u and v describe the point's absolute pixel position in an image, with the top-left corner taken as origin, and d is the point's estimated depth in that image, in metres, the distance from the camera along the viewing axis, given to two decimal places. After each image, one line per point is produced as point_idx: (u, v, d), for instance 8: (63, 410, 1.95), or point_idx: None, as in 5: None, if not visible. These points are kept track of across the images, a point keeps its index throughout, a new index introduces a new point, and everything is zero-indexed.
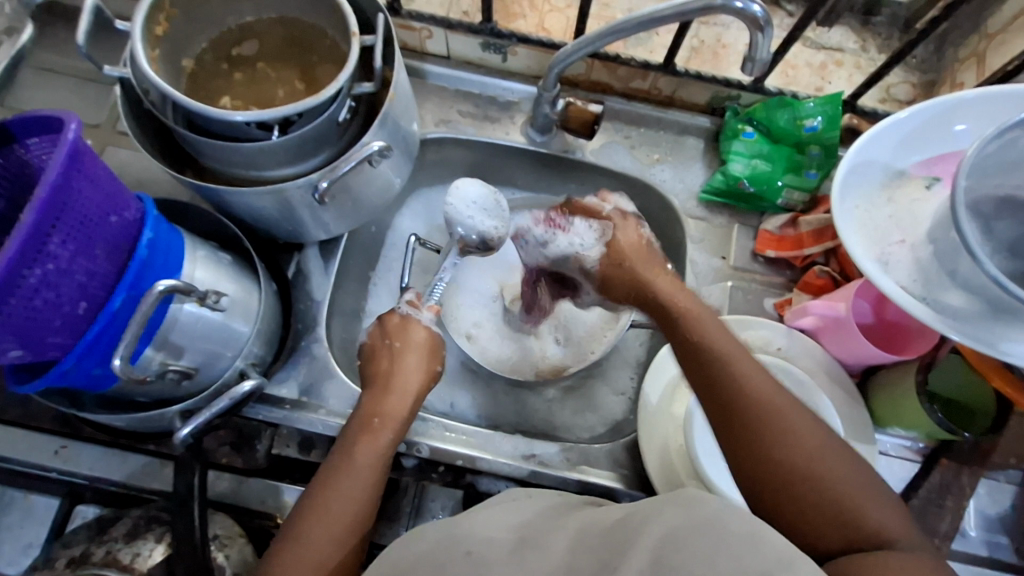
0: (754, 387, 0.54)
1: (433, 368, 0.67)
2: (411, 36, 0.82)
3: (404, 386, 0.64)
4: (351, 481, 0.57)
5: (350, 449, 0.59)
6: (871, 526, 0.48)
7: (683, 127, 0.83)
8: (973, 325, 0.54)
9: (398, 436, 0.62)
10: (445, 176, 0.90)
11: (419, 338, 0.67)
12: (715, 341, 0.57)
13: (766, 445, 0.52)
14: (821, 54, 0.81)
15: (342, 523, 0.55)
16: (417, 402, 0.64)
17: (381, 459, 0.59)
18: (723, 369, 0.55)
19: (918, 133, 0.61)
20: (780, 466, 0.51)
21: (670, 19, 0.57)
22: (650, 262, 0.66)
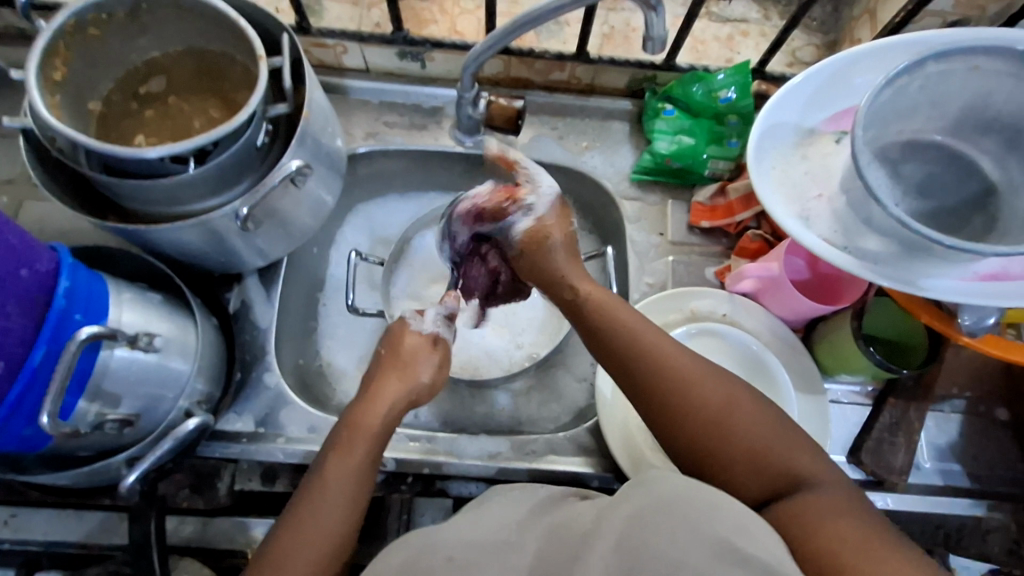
0: (670, 355, 0.57)
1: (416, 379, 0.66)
2: (326, 54, 0.82)
3: (385, 397, 0.63)
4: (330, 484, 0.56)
5: (328, 459, 0.58)
6: (791, 467, 0.52)
7: (607, 112, 0.85)
8: (895, 267, 0.55)
9: (376, 448, 0.60)
10: (382, 188, 0.90)
11: (413, 344, 0.69)
12: (634, 332, 0.59)
13: (688, 406, 0.55)
14: (726, 27, 0.83)
15: (315, 537, 0.54)
16: (398, 415, 0.64)
17: (356, 469, 0.58)
18: (637, 352, 0.58)
19: (821, 92, 0.63)
20: (700, 426, 0.54)
21: (568, 7, 0.60)
22: (574, 260, 0.68)
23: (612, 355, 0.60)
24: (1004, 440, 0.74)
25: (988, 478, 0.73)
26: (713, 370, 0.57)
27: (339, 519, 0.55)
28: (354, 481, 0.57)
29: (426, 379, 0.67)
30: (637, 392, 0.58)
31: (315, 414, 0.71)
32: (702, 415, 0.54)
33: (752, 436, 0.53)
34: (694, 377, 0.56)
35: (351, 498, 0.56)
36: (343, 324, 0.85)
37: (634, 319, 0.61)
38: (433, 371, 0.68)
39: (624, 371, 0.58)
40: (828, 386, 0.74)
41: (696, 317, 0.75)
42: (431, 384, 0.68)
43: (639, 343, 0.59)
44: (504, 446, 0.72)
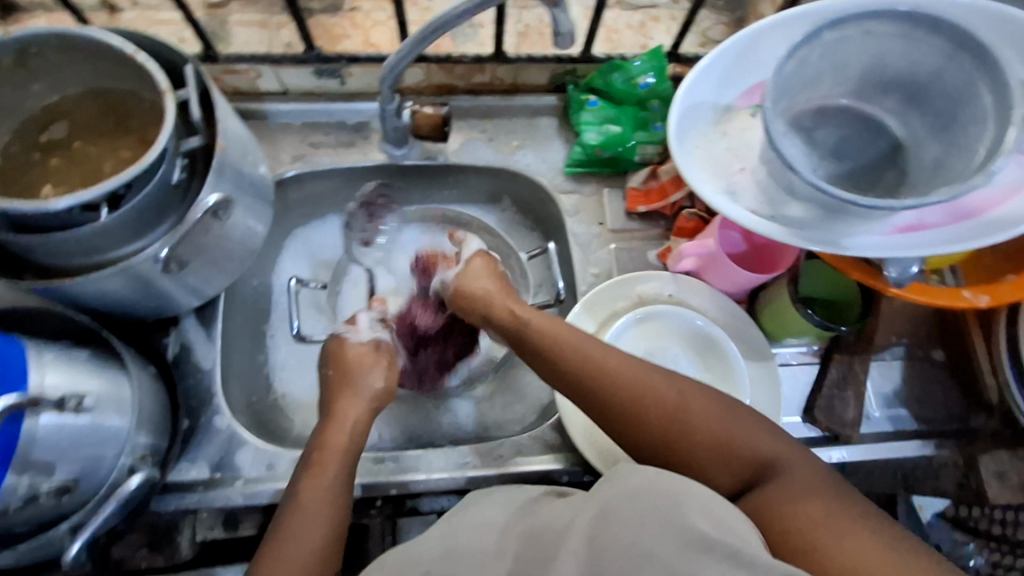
0: (620, 372, 0.59)
1: (375, 385, 0.69)
2: (240, 80, 0.80)
3: (347, 417, 0.65)
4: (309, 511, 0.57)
5: (299, 487, 0.59)
6: (755, 452, 0.55)
7: (534, 109, 0.85)
8: (820, 229, 0.57)
9: (348, 466, 0.62)
10: (317, 210, 0.88)
11: (357, 353, 0.71)
12: (577, 351, 0.62)
13: (646, 417, 0.57)
14: (637, 14, 0.84)
15: (299, 566, 0.54)
16: (363, 427, 0.66)
17: (332, 490, 0.59)
18: (584, 370, 0.61)
19: (733, 67, 0.64)
20: (659, 429, 0.57)
21: (474, 11, 0.60)
22: (505, 289, 0.72)
23: (563, 383, 0.62)
24: (943, 379, 0.78)
25: (932, 417, 0.77)
26: (662, 373, 0.60)
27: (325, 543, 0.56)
28: (333, 500, 0.58)
29: (380, 386, 0.69)
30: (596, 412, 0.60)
31: (272, 449, 0.69)
32: (659, 420, 0.57)
33: (711, 433, 0.55)
34: (643, 385, 0.58)
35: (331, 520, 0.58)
36: (294, 354, 0.82)
37: (579, 343, 0.63)
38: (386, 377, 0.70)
39: (578, 393, 0.61)
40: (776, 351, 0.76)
41: (644, 301, 0.76)
42: (385, 390, 0.70)
43: (587, 367, 0.60)
44: (470, 454, 0.72)
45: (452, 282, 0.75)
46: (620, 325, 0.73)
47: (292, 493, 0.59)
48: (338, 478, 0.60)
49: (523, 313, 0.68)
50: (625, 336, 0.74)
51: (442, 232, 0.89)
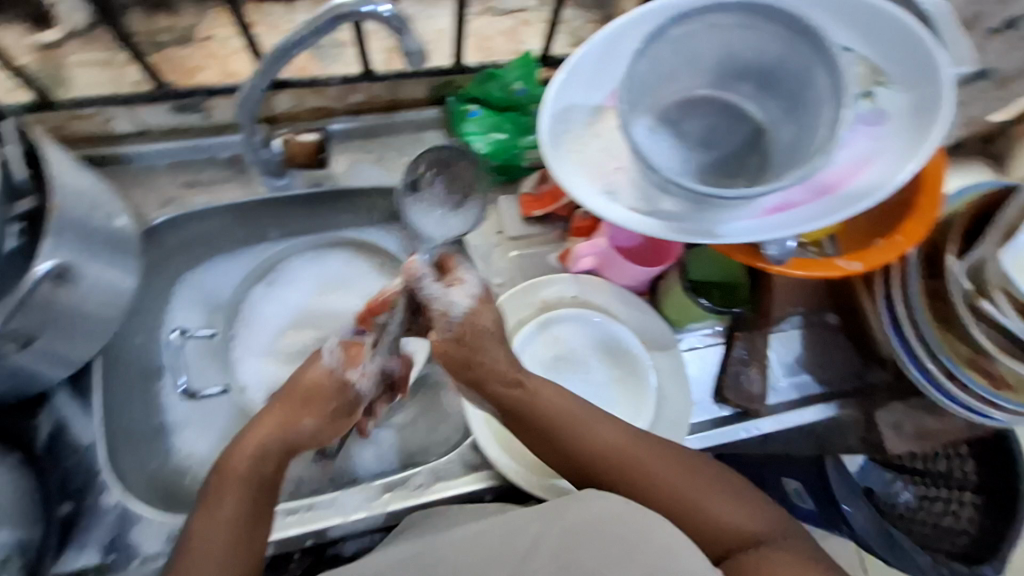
0: (627, 450, 0.59)
1: (300, 421, 0.63)
2: (89, 126, 0.73)
3: (251, 443, 0.60)
4: (204, 546, 0.55)
5: (195, 517, 0.57)
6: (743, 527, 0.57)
7: (418, 124, 0.83)
8: (693, 219, 0.59)
9: (245, 492, 0.58)
10: (202, 254, 0.82)
11: (316, 379, 0.65)
12: (575, 424, 0.60)
13: (645, 493, 0.58)
14: (507, 20, 0.83)
15: None
16: (271, 459, 0.61)
17: (223, 526, 0.56)
18: (584, 446, 0.60)
19: (598, 68, 0.64)
20: (657, 504, 0.58)
21: (310, 39, 0.55)
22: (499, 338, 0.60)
23: (570, 461, 0.60)
24: (841, 342, 0.82)
25: (833, 379, 0.81)
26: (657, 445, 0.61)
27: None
28: (224, 535, 0.56)
29: (305, 427, 0.63)
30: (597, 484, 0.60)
31: (170, 521, 0.64)
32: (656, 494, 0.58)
33: (720, 519, 0.57)
34: (641, 459, 0.59)
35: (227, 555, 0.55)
36: (193, 410, 0.77)
37: (588, 420, 0.61)
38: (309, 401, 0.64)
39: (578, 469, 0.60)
40: (682, 337, 0.78)
41: (549, 307, 0.75)
42: (315, 430, 0.64)
43: (595, 443, 0.60)
44: (387, 488, 0.69)
45: (454, 315, 0.58)
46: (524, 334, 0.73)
47: (188, 527, 0.57)
48: (237, 508, 0.57)
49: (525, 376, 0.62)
50: (531, 346, 0.73)
51: (343, 255, 0.86)
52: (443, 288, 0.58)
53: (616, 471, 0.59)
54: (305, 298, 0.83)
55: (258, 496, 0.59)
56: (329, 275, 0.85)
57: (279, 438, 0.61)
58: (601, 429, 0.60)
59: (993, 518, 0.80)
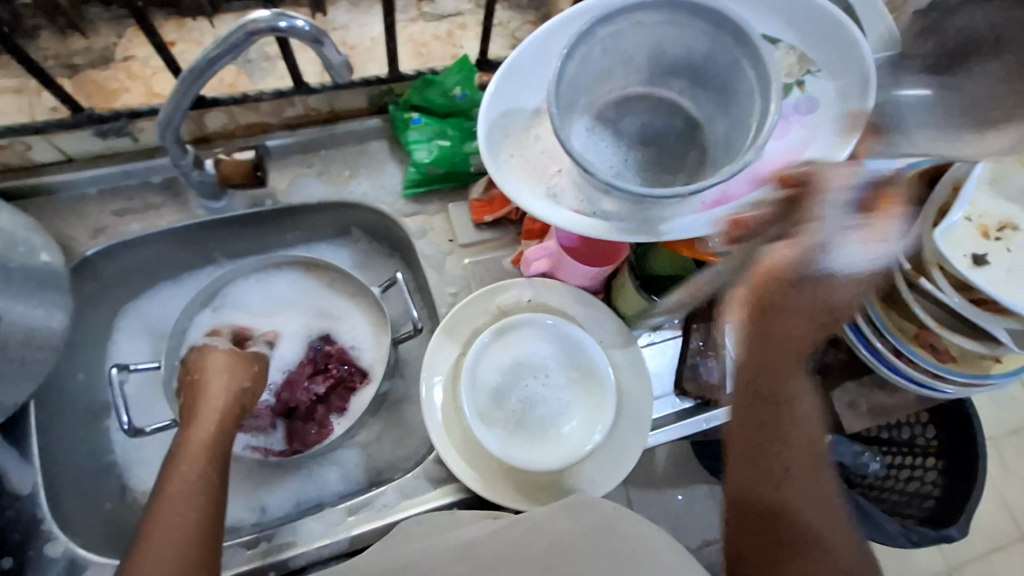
0: (811, 492, 0.53)
1: (240, 384, 0.67)
2: (6, 157, 0.70)
3: (208, 410, 0.63)
4: (168, 519, 0.54)
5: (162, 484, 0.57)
6: None
7: (360, 135, 0.81)
8: (638, 216, 0.60)
9: (211, 452, 0.60)
10: (142, 283, 0.79)
11: (220, 358, 0.69)
12: (795, 429, 0.54)
13: (795, 533, 0.52)
14: (443, 24, 0.82)
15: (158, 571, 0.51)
16: (227, 418, 0.63)
17: (192, 497, 0.56)
18: (789, 449, 0.54)
19: (531, 71, 0.64)
20: (792, 548, 0.51)
21: (226, 58, 0.53)
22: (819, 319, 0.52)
23: (759, 454, 0.54)
24: None
25: None
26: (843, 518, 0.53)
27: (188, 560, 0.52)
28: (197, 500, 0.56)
29: (243, 386, 0.67)
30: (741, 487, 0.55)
31: None
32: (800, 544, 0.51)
33: None
34: (822, 507, 0.53)
35: (197, 503, 0.56)
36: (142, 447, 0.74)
37: (805, 443, 0.54)
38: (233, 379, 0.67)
39: (760, 462, 0.54)
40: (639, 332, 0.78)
41: (504, 313, 0.75)
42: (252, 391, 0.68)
43: (798, 463, 0.53)
44: (350, 511, 0.68)
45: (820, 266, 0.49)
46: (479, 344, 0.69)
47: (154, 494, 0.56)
48: (202, 475, 0.57)
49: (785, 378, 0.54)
50: (485, 355, 0.70)
51: (306, 273, 0.84)
52: (864, 246, 0.49)
53: (787, 503, 0.53)
54: (257, 322, 0.81)
55: (220, 446, 0.61)
56: (279, 295, 0.83)
57: (230, 401, 0.65)
58: (800, 462, 0.54)
59: (956, 481, 0.82)
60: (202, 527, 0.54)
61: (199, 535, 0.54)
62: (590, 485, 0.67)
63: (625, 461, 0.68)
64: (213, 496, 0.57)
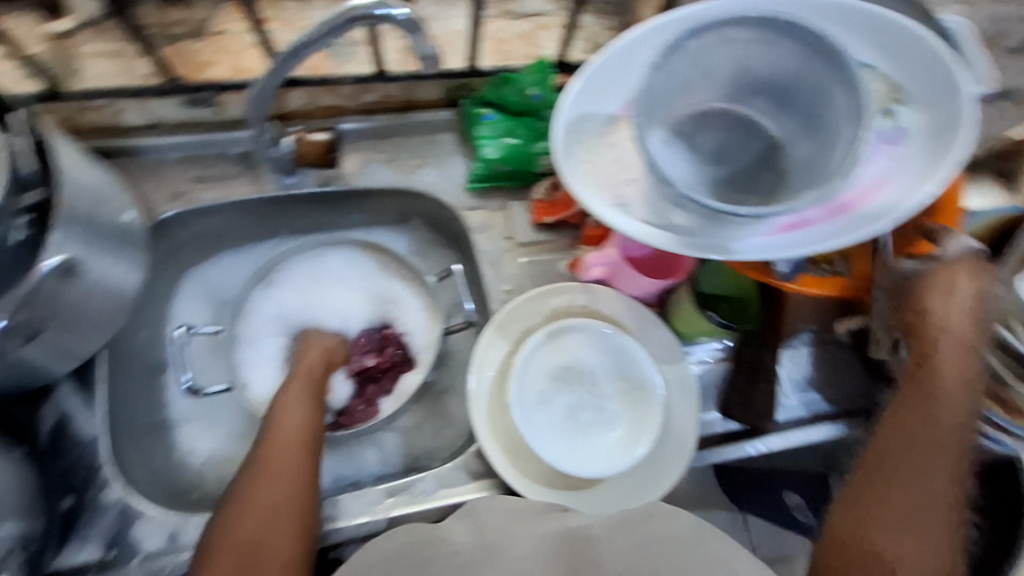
0: (939, 499, 0.55)
1: (326, 346, 0.75)
2: (100, 116, 0.73)
3: (305, 362, 0.72)
4: (289, 427, 0.63)
5: (278, 414, 0.65)
6: None
7: (431, 126, 0.82)
8: (703, 234, 0.59)
9: (315, 391, 0.69)
10: (210, 249, 0.82)
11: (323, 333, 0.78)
12: (940, 434, 0.56)
13: (896, 516, 0.55)
14: (525, 23, 0.82)
15: (279, 486, 0.58)
16: (321, 367, 0.72)
17: (301, 429, 0.63)
18: (923, 448, 0.56)
19: (611, 79, 0.64)
20: (887, 527, 0.55)
21: (327, 39, 0.55)
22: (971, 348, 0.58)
23: (896, 437, 0.58)
24: (851, 362, 0.81)
25: (843, 398, 0.79)
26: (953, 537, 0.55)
27: (298, 461, 0.60)
28: (302, 433, 0.63)
29: (332, 344, 0.76)
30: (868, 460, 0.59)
31: (172, 520, 0.64)
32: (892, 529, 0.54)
33: None
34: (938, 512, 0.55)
35: (301, 428, 0.63)
36: (196, 406, 0.77)
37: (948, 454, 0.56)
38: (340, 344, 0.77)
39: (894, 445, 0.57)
40: (689, 351, 0.76)
41: (557, 316, 0.75)
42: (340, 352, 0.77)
43: (926, 468, 0.56)
44: (389, 493, 0.69)
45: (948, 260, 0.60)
46: (533, 344, 0.70)
47: (270, 418, 0.65)
48: (305, 397, 0.67)
49: (960, 392, 0.57)
50: (535, 355, 0.71)
51: (363, 254, 0.86)
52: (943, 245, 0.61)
53: (911, 499, 0.55)
54: (310, 300, 0.83)
55: (320, 389, 0.70)
56: (339, 274, 0.85)
57: (323, 356, 0.74)
58: (953, 471, 0.56)
59: None
60: (304, 450, 0.61)
61: (302, 445, 0.62)
62: (628, 498, 0.66)
63: (666, 477, 0.67)
64: (317, 415, 0.66)
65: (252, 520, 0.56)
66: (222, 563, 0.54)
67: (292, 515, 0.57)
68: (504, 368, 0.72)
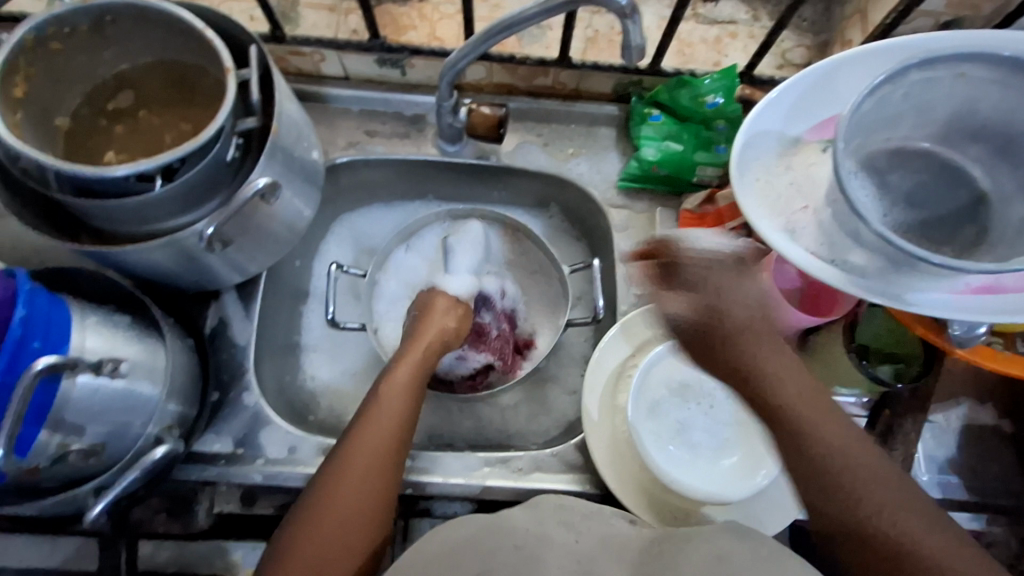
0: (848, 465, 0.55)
1: (450, 325, 0.73)
2: (304, 62, 0.80)
3: (425, 334, 0.71)
4: (392, 402, 0.64)
5: (384, 384, 0.65)
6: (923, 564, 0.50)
7: (593, 118, 0.83)
8: (879, 280, 0.54)
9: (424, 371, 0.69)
10: (366, 198, 0.88)
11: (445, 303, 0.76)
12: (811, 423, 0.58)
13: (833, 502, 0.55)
14: (714, 29, 0.81)
15: (376, 459, 0.60)
16: (439, 345, 0.71)
17: (402, 408, 0.64)
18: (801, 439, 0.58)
19: (803, 100, 0.62)
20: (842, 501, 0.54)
21: (540, 16, 0.58)
22: (775, 350, 0.63)
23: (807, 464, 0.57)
24: (1005, 453, 0.72)
25: (987, 490, 0.71)
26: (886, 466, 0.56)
27: (394, 438, 0.62)
28: (403, 410, 0.64)
29: (455, 324, 0.74)
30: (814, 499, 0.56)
31: (295, 433, 0.69)
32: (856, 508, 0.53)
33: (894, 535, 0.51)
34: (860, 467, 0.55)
35: (404, 407, 0.64)
36: (327, 337, 0.83)
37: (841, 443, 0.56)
38: (458, 321, 0.75)
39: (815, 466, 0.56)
40: (821, 399, 0.72)
41: None
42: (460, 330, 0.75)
43: (819, 449, 0.56)
44: (488, 463, 0.70)
45: None
46: (656, 353, 0.69)
47: (376, 388, 0.65)
48: (406, 392, 0.65)
49: (801, 398, 0.60)
50: (660, 363, 0.70)
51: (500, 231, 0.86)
52: None
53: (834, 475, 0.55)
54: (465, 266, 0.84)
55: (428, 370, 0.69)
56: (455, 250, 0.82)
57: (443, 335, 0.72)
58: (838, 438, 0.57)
59: None
60: (401, 431, 0.63)
61: (398, 428, 0.62)
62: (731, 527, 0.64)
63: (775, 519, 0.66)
64: (411, 413, 0.64)
65: (346, 485, 0.58)
66: (316, 517, 0.56)
67: (381, 492, 0.59)
68: (622, 367, 0.71)
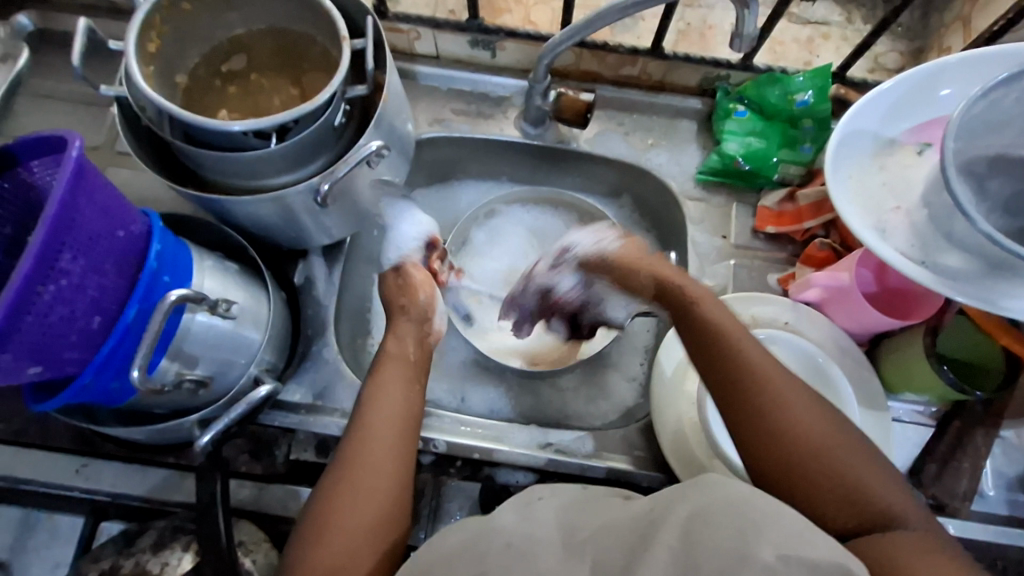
0: (808, 425, 0.52)
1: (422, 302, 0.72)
2: (400, 39, 0.84)
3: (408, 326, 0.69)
4: (391, 393, 0.62)
5: (377, 374, 0.64)
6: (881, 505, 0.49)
7: (676, 110, 0.84)
8: (974, 285, 0.54)
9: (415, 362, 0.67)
10: (444, 175, 0.91)
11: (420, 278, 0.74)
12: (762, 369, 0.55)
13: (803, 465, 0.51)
14: (807, 29, 0.82)
15: (383, 452, 0.58)
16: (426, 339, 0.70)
17: (402, 399, 0.62)
18: (769, 403, 0.53)
19: (905, 101, 0.61)
20: (805, 459, 0.51)
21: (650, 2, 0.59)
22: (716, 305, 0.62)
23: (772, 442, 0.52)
24: None
25: None
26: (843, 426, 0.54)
27: (399, 431, 0.60)
28: (405, 401, 0.62)
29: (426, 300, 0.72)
30: (780, 478, 0.52)
31: None
32: (812, 458, 0.51)
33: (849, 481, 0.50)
34: (818, 434, 0.52)
35: (406, 398, 0.62)
36: None
37: (788, 396, 0.54)
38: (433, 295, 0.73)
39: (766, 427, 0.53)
40: (890, 405, 0.73)
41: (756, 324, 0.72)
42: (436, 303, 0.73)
43: (779, 412, 0.53)
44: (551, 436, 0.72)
45: None
46: None
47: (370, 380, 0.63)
48: (400, 382, 0.63)
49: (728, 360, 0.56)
50: None
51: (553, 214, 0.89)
52: None
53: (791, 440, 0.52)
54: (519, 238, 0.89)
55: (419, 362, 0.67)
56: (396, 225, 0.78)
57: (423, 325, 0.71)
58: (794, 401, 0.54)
59: None
60: (405, 424, 0.61)
61: (403, 420, 0.61)
62: None
63: None
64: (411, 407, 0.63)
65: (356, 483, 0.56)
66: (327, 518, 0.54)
67: (399, 486, 0.57)
68: None
